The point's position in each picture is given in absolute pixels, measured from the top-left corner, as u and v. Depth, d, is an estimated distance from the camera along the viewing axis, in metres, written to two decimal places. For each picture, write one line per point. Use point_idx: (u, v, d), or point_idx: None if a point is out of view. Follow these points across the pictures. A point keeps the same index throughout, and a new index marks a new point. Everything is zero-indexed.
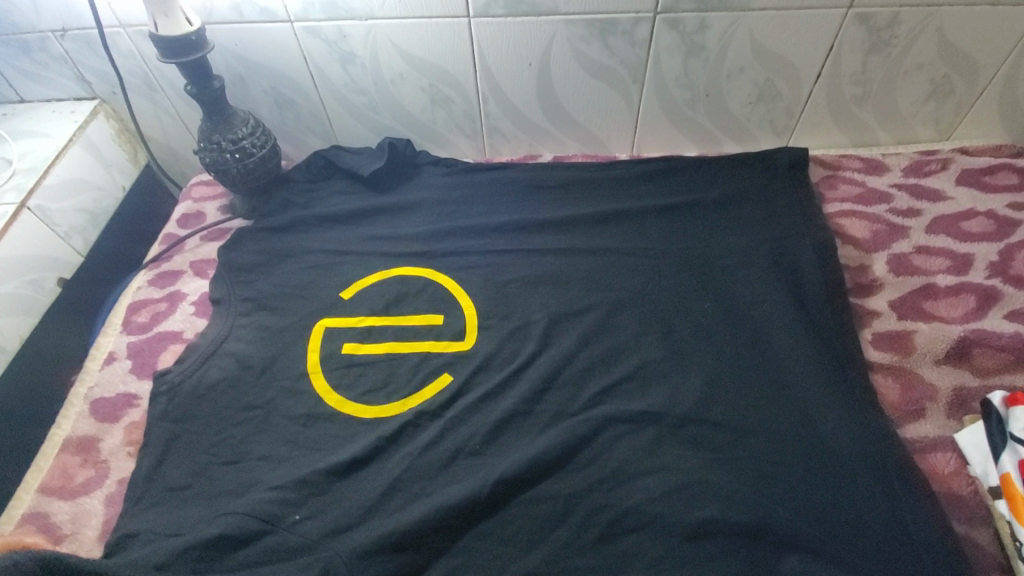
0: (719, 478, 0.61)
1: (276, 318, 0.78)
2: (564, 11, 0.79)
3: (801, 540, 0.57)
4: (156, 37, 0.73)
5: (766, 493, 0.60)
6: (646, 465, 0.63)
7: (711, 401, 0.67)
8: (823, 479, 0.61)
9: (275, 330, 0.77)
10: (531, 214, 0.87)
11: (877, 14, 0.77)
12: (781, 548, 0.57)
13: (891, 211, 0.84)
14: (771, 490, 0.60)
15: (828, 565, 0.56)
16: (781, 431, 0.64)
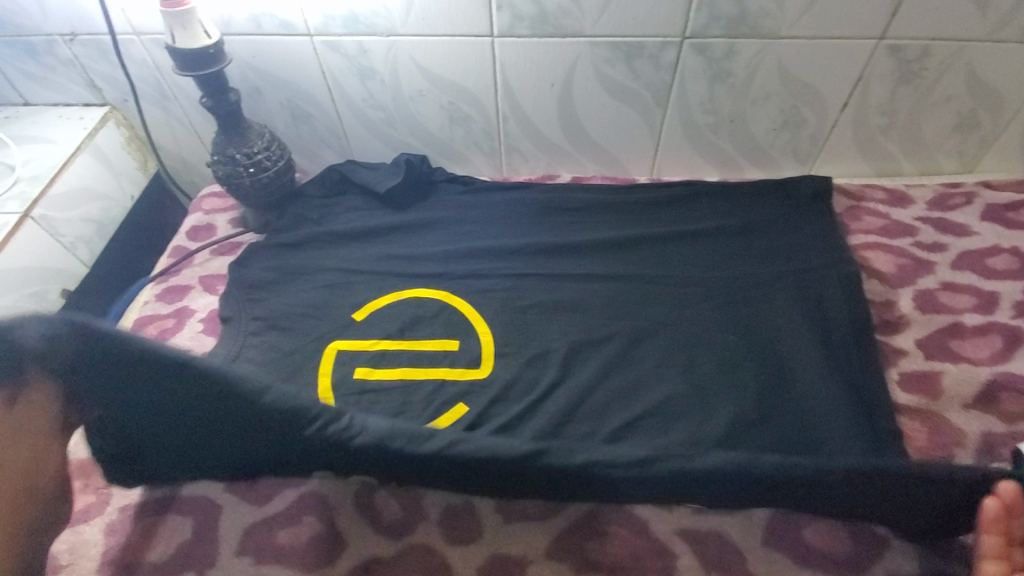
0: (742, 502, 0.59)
1: (287, 339, 0.76)
2: (590, 33, 0.77)
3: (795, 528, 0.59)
4: (172, 49, 0.71)
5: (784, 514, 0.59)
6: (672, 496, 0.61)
7: (736, 440, 0.65)
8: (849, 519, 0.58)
9: (286, 352, 0.75)
10: (550, 237, 0.86)
11: (907, 46, 0.76)
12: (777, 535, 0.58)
13: (916, 245, 0.82)
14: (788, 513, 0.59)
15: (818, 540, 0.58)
16: None
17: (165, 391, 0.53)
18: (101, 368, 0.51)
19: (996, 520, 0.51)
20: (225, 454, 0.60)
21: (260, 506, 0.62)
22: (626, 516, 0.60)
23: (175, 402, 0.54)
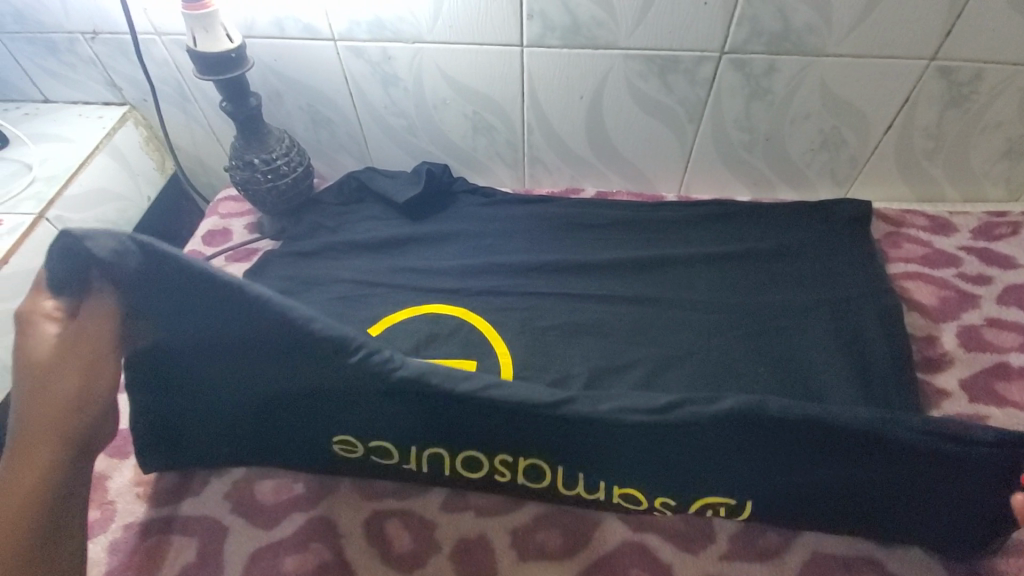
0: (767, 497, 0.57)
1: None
2: (624, 45, 0.74)
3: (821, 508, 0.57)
4: (194, 52, 0.69)
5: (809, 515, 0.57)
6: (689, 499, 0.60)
7: None
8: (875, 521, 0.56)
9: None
10: (573, 254, 0.83)
11: (960, 68, 0.72)
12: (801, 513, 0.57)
13: (959, 276, 0.78)
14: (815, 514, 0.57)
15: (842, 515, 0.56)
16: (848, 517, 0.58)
17: (215, 323, 0.53)
18: (153, 294, 0.50)
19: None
20: (247, 406, 0.59)
21: (267, 531, 0.60)
22: (647, 557, 0.57)
23: (221, 327, 0.53)
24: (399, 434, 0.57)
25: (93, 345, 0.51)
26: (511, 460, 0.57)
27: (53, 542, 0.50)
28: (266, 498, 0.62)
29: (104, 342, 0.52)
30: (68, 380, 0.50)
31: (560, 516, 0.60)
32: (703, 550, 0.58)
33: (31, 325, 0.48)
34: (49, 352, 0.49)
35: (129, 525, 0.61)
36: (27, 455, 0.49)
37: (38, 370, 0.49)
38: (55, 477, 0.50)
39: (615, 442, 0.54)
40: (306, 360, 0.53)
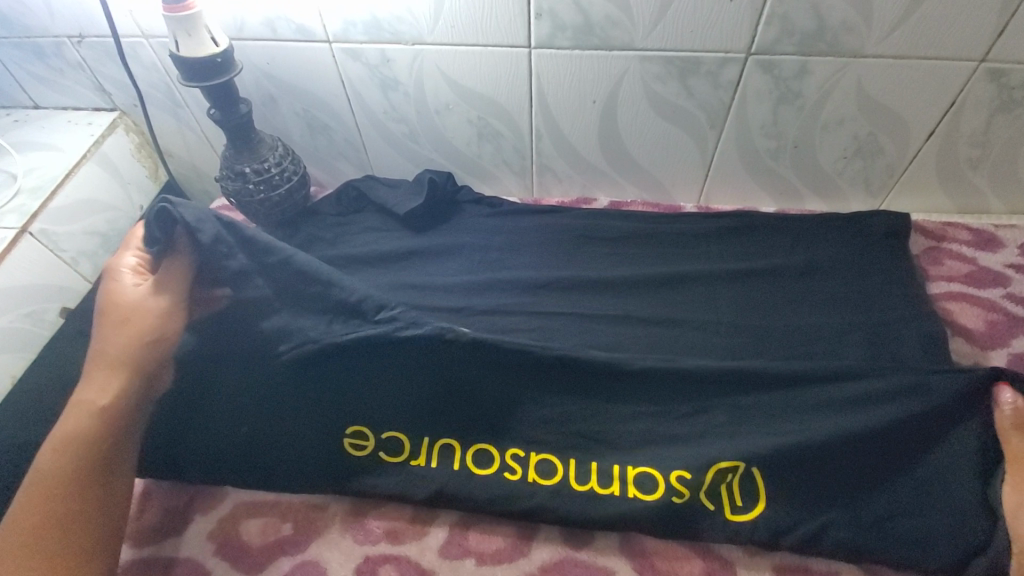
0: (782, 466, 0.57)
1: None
2: (641, 46, 0.68)
3: (839, 476, 0.56)
4: (177, 58, 0.65)
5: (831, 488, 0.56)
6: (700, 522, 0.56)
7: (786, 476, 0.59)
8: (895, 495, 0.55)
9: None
10: (583, 270, 0.77)
11: (1014, 71, 0.65)
12: (817, 479, 0.57)
13: (1009, 297, 0.71)
14: (835, 487, 0.56)
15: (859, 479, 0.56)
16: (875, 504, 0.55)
17: (278, 299, 0.60)
18: (228, 265, 0.59)
19: (1016, 418, 0.56)
20: (280, 396, 0.62)
21: None
22: None
23: (275, 291, 0.60)
24: (424, 422, 0.61)
25: (161, 295, 0.59)
26: (524, 453, 0.60)
27: (109, 469, 0.55)
28: (251, 539, 0.57)
29: (171, 293, 0.59)
30: (138, 321, 0.58)
31: (568, 566, 0.55)
32: None
33: (120, 273, 0.60)
34: (134, 299, 0.58)
35: None
36: (97, 383, 0.56)
37: (122, 314, 0.58)
38: (118, 405, 0.57)
39: (631, 404, 0.62)
40: (355, 331, 0.59)
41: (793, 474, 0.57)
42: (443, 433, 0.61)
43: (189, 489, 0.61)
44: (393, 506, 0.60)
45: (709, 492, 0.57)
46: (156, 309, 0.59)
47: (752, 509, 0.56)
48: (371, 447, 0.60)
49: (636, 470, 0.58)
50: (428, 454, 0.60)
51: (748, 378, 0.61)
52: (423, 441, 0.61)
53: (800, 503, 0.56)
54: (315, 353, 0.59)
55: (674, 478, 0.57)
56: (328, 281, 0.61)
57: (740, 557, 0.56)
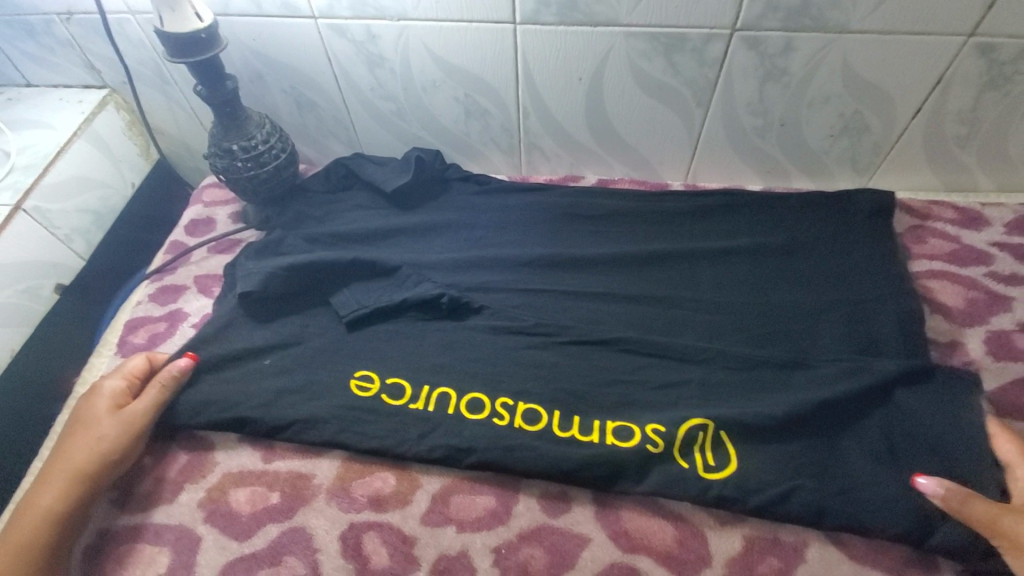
0: (748, 427, 0.59)
1: (271, 337, 0.69)
2: (626, 22, 0.68)
3: (802, 436, 0.58)
4: (162, 34, 0.66)
5: (795, 448, 0.58)
6: (678, 494, 0.56)
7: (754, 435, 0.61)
8: (858, 457, 0.57)
9: (264, 367, 0.67)
10: (568, 248, 0.78)
11: (1003, 46, 0.65)
12: (780, 439, 0.58)
13: (991, 275, 0.72)
14: (798, 448, 0.58)
15: (821, 439, 0.58)
16: (840, 466, 0.56)
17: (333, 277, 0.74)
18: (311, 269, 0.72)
19: (954, 496, 0.51)
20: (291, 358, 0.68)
21: (239, 543, 0.57)
22: None
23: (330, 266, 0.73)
24: (427, 372, 0.66)
25: (137, 410, 0.61)
26: (513, 403, 0.62)
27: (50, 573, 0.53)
28: (239, 507, 0.59)
29: (146, 412, 0.62)
30: (102, 437, 0.59)
31: (545, 533, 0.56)
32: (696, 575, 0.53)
33: (100, 397, 0.62)
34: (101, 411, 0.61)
35: (100, 533, 0.59)
36: (51, 491, 0.56)
37: (86, 424, 0.60)
38: (71, 511, 0.56)
39: (610, 369, 0.65)
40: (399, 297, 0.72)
41: (760, 439, 0.59)
42: (443, 382, 0.65)
43: (182, 459, 0.63)
44: (376, 475, 0.61)
45: (684, 446, 0.58)
46: (122, 426, 0.60)
47: (724, 469, 0.57)
48: (374, 390, 0.64)
49: (616, 422, 0.61)
50: (427, 399, 0.63)
51: (720, 355, 0.65)
52: (424, 387, 0.64)
53: (766, 468, 0.57)
54: (368, 318, 0.71)
55: (649, 429, 0.60)
56: (391, 267, 0.74)
57: (711, 526, 0.56)
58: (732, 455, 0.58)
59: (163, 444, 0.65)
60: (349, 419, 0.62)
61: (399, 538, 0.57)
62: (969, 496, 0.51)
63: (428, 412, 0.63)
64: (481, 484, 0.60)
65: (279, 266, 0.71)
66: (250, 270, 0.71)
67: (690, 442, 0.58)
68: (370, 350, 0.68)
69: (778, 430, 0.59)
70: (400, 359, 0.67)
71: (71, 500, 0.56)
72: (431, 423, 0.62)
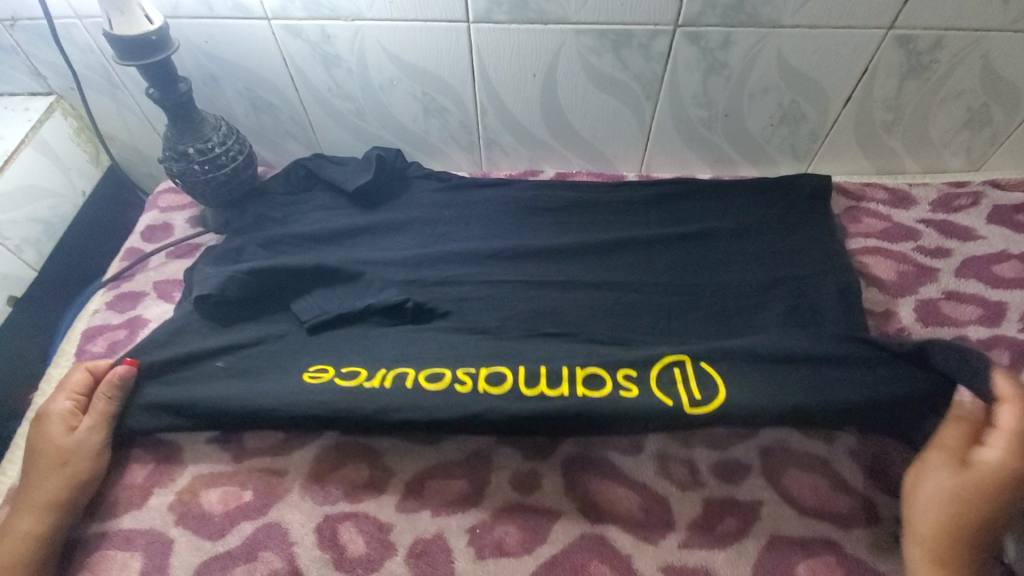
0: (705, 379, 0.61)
1: (222, 339, 0.68)
2: (575, 20, 0.71)
3: (754, 383, 0.60)
4: (110, 37, 0.65)
5: (748, 395, 0.59)
6: None
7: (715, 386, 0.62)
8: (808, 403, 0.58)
9: (217, 369, 0.65)
10: (531, 239, 0.80)
11: (920, 37, 0.70)
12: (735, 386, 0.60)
13: (919, 250, 0.78)
14: (752, 394, 0.59)
15: (773, 386, 0.60)
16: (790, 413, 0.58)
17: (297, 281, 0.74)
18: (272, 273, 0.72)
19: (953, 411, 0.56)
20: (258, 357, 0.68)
21: (213, 543, 0.57)
22: (607, 549, 0.56)
23: (295, 274, 0.73)
24: (391, 368, 0.66)
25: (96, 424, 0.61)
26: (474, 370, 0.63)
27: None
28: (212, 508, 0.60)
29: (105, 424, 0.62)
30: (69, 455, 0.59)
31: (517, 511, 0.59)
32: (662, 539, 0.56)
33: (56, 420, 0.61)
34: (61, 433, 0.60)
35: (75, 540, 0.58)
36: (26, 517, 0.56)
37: (47, 448, 0.60)
38: (57, 529, 0.57)
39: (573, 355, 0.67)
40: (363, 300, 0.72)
41: (743, 366, 0.62)
42: (401, 364, 0.64)
43: (149, 465, 0.63)
44: (350, 468, 0.62)
45: (663, 384, 0.61)
46: (86, 442, 0.60)
47: (709, 401, 0.59)
48: (330, 377, 0.63)
49: (585, 374, 0.62)
50: (385, 377, 0.63)
51: (679, 332, 0.69)
52: (382, 369, 0.64)
53: (757, 388, 0.60)
54: (330, 322, 0.70)
55: (620, 377, 0.62)
56: (355, 273, 0.75)
57: (674, 493, 0.59)
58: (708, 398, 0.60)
59: (130, 451, 0.64)
60: (310, 405, 0.61)
61: (376, 525, 0.58)
62: (958, 421, 0.56)
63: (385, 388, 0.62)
64: (453, 470, 0.62)
65: (239, 270, 0.71)
66: (207, 276, 0.71)
67: (667, 379, 0.61)
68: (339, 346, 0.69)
69: (733, 378, 0.61)
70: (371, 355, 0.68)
71: (48, 519, 0.56)
72: (390, 396, 0.61)
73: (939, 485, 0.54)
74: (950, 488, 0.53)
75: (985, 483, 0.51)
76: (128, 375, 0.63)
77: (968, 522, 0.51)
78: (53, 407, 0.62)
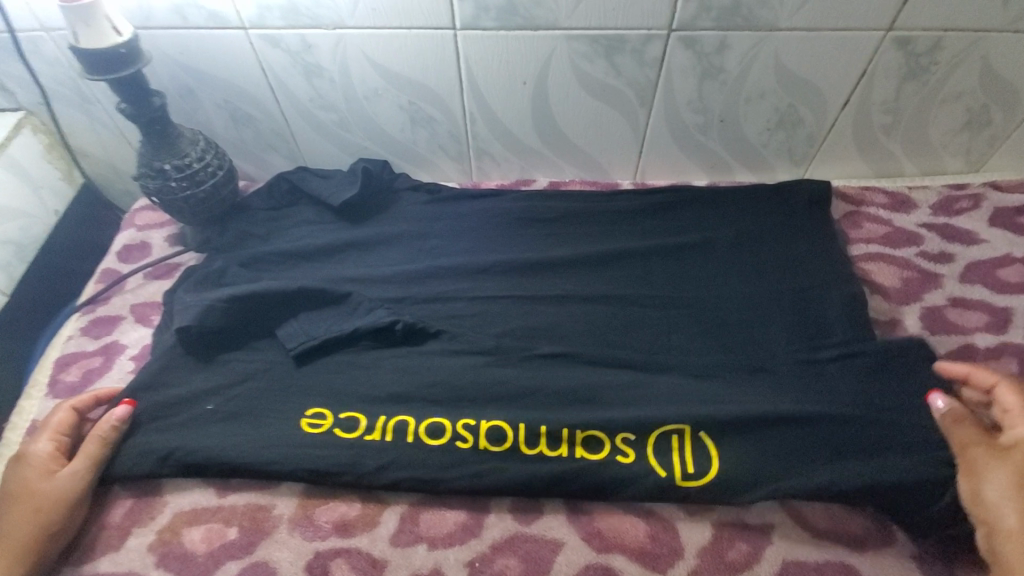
0: (704, 425, 0.59)
1: (209, 379, 0.65)
2: (566, 25, 0.69)
3: (752, 435, 0.58)
4: (78, 51, 0.62)
5: (745, 448, 0.58)
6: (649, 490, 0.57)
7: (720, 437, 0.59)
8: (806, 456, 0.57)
9: (207, 411, 0.63)
10: (526, 252, 0.77)
11: (918, 38, 0.69)
12: (733, 439, 0.58)
13: (922, 255, 0.76)
14: (748, 447, 0.58)
15: (774, 438, 0.58)
16: (789, 464, 0.57)
17: (283, 306, 0.70)
18: (256, 298, 0.68)
19: (951, 414, 0.57)
20: (242, 386, 0.65)
21: None
22: None
23: (278, 299, 0.69)
24: (383, 405, 0.63)
25: (78, 470, 0.58)
26: (475, 423, 0.60)
27: None
28: (195, 547, 0.56)
29: (88, 469, 0.58)
30: (47, 501, 0.56)
31: (518, 542, 0.56)
32: (670, 568, 0.54)
33: (33, 462, 0.58)
34: (39, 476, 0.57)
35: None
36: None
37: (21, 492, 0.56)
38: None
39: (570, 374, 0.65)
40: (350, 325, 0.68)
41: (744, 430, 0.59)
42: (401, 413, 0.62)
43: (128, 503, 0.60)
44: (341, 500, 0.59)
45: (659, 451, 0.59)
46: (65, 488, 0.57)
47: (701, 477, 0.57)
48: (326, 427, 0.61)
49: (586, 434, 0.59)
50: (384, 429, 0.61)
51: (677, 350, 0.67)
52: (381, 416, 0.61)
53: (762, 462, 0.57)
54: (318, 349, 0.67)
55: (620, 440, 0.59)
56: (343, 293, 0.71)
57: (682, 519, 0.57)
58: (713, 459, 0.58)
59: (109, 491, 0.61)
60: (302, 458, 0.59)
61: (370, 562, 0.55)
62: (959, 420, 0.56)
63: (385, 444, 0.60)
64: (450, 499, 0.59)
65: (219, 298, 0.67)
66: (186, 304, 0.67)
67: (666, 445, 0.59)
68: (327, 372, 0.66)
69: (732, 429, 0.59)
70: (360, 380, 0.65)
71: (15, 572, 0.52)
72: (389, 454, 0.59)
73: (1000, 480, 0.52)
74: (1011, 479, 0.51)
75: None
76: (124, 419, 0.61)
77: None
78: (33, 448, 0.59)
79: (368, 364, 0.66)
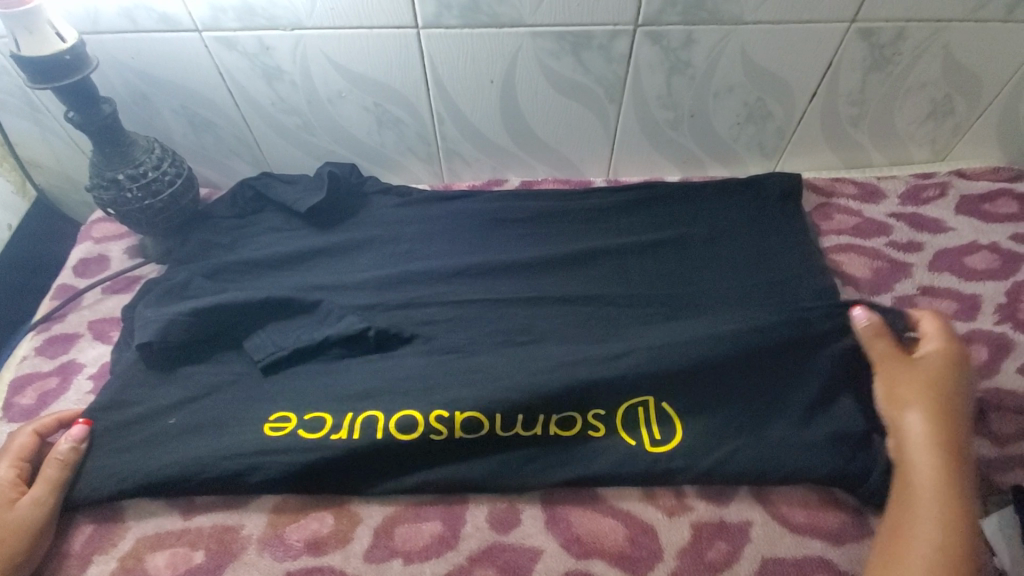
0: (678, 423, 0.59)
1: (173, 397, 0.63)
2: (531, 21, 0.67)
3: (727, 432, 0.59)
4: (20, 59, 0.59)
5: (718, 441, 0.58)
6: None
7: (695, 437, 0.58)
8: (778, 449, 0.57)
9: (170, 429, 0.60)
10: (499, 254, 0.76)
11: (881, 30, 0.69)
12: (706, 436, 0.58)
13: (891, 244, 0.77)
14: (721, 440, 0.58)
15: (747, 433, 0.58)
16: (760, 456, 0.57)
17: (248, 317, 0.67)
18: (218, 310, 0.66)
19: (871, 329, 0.60)
20: (207, 403, 0.62)
21: None
22: None
23: (243, 310, 0.67)
24: None
25: (40, 496, 0.55)
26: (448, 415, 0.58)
27: None
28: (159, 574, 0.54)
29: (50, 495, 0.56)
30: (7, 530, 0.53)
31: (496, 552, 0.55)
32: (650, 570, 0.53)
33: None
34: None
35: None
36: None
37: None
38: None
39: None
40: (319, 333, 0.66)
41: (718, 428, 0.59)
42: (369, 407, 0.60)
43: (88, 529, 0.57)
44: (312, 516, 0.57)
45: (629, 423, 0.60)
46: (26, 514, 0.54)
47: (670, 441, 0.58)
48: (290, 429, 0.59)
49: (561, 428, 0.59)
50: (352, 427, 0.59)
51: None
52: (348, 416, 0.60)
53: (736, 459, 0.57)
54: (287, 361, 0.65)
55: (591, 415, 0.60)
56: (311, 302, 0.69)
57: (661, 520, 0.56)
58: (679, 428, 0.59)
59: (68, 516, 0.58)
60: (270, 476, 0.57)
61: None
62: (879, 336, 0.60)
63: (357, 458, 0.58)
64: (425, 510, 0.58)
65: (181, 311, 0.64)
66: (146, 319, 0.64)
67: (633, 418, 0.60)
68: (297, 384, 0.64)
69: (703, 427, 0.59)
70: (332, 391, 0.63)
71: None
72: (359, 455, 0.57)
73: (911, 388, 0.57)
74: (923, 382, 0.57)
75: (945, 366, 0.58)
76: (83, 438, 0.59)
77: (949, 416, 0.55)
78: None
79: (339, 373, 0.65)
